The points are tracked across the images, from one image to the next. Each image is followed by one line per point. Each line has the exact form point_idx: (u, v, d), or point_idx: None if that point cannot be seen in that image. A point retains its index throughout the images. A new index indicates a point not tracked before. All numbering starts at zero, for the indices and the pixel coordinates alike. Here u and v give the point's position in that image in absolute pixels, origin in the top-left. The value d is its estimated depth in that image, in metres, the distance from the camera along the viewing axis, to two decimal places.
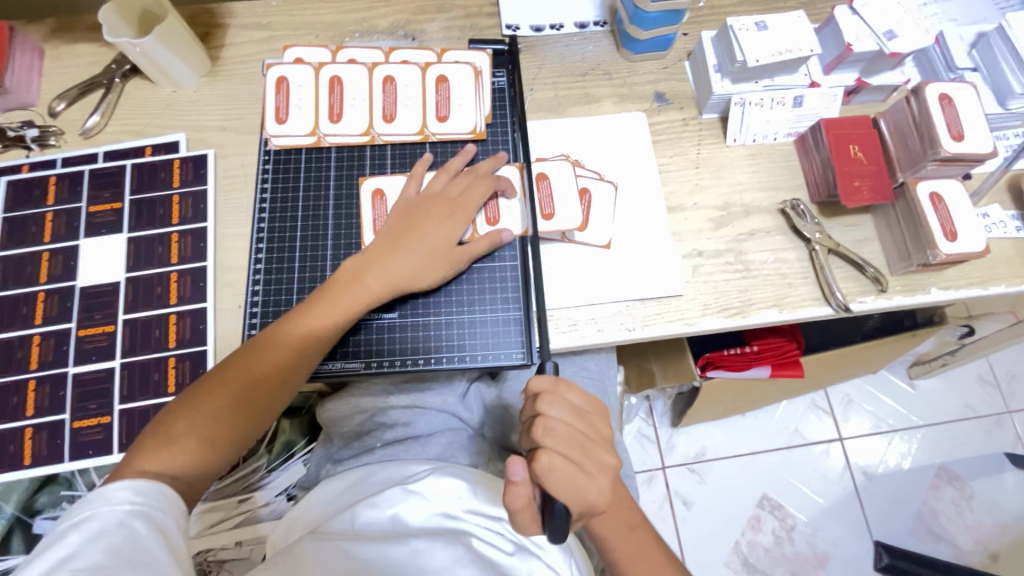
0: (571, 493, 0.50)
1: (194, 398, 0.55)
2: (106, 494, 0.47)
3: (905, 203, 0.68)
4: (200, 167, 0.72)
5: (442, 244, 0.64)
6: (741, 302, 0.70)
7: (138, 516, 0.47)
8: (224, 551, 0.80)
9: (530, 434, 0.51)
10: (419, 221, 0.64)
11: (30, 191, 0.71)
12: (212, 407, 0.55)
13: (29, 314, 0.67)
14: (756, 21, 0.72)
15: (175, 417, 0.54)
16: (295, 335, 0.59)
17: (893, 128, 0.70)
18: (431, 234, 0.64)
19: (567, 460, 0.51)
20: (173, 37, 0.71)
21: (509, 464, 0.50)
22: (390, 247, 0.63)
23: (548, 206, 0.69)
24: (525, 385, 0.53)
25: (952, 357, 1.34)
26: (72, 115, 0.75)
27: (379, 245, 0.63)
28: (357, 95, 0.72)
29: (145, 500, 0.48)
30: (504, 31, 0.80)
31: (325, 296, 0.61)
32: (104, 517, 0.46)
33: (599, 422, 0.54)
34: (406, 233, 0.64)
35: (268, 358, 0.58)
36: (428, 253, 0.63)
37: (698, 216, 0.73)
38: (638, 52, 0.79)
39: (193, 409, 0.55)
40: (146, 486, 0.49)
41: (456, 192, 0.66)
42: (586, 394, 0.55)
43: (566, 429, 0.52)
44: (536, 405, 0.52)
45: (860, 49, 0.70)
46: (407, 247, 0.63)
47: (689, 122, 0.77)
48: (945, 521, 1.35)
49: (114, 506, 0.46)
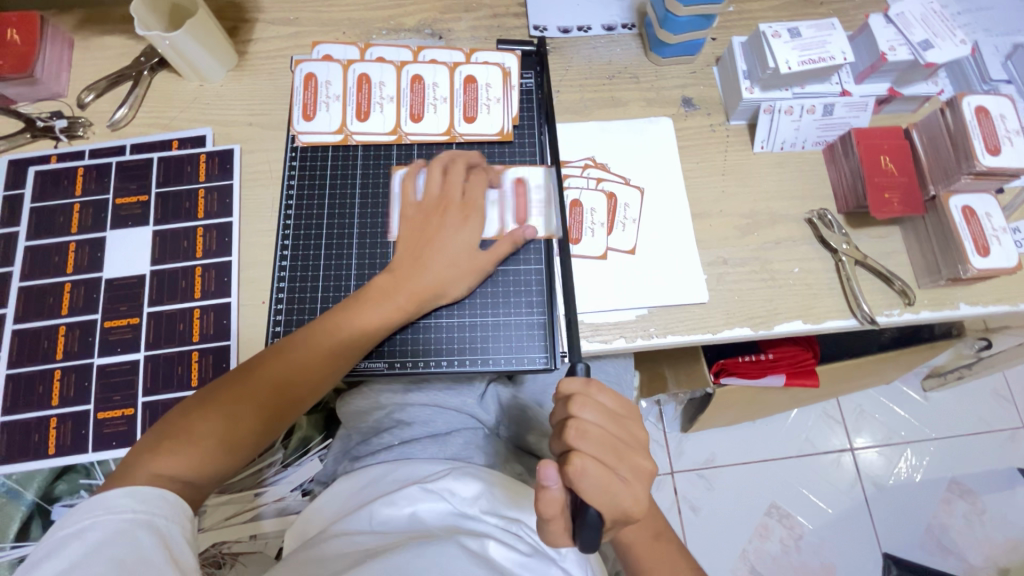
0: (604, 498, 0.50)
1: (211, 403, 0.55)
2: (108, 502, 0.48)
3: (936, 216, 0.67)
4: (226, 162, 0.73)
5: (466, 260, 0.64)
6: (765, 312, 0.69)
7: (141, 524, 0.48)
8: (237, 545, 0.84)
9: (563, 437, 0.51)
10: (445, 234, 0.64)
11: (59, 182, 0.72)
12: (235, 416, 0.55)
13: (56, 304, 0.68)
14: (789, 28, 0.71)
15: (195, 420, 0.54)
16: (321, 347, 0.59)
17: (926, 139, 0.69)
18: (460, 250, 0.63)
19: (600, 464, 0.50)
20: (203, 32, 0.71)
21: (541, 469, 0.49)
22: (418, 259, 0.63)
23: (577, 231, 0.70)
24: (557, 387, 0.53)
25: (969, 370, 1.33)
26: (100, 106, 0.76)
27: (406, 257, 0.63)
28: (385, 94, 0.72)
29: (147, 509, 0.49)
30: (531, 32, 0.80)
31: (354, 308, 0.61)
32: (106, 526, 0.47)
33: (633, 426, 0.54)
34: (436, 246, 0.63)
35: (292, 368, 0.58)
36: (453, 267, 0.63)
37: (724, 224, 0.73)
38: (667, 57, 0.78)
39: (210, 414, 0.55)
40: (147, 494, 0.49)
41: (485, 205, 0.66)
42: (619, 397, 0.55)
43: (600, 432, 0.51)
44: (568, 408, 0.52)
45: (895, 58, 0.69)
46: (436, 261, 0.63)
47: (716, 129, 0.77)
48: (955, 534, 1.34)
49: (117, 514, 0.47)
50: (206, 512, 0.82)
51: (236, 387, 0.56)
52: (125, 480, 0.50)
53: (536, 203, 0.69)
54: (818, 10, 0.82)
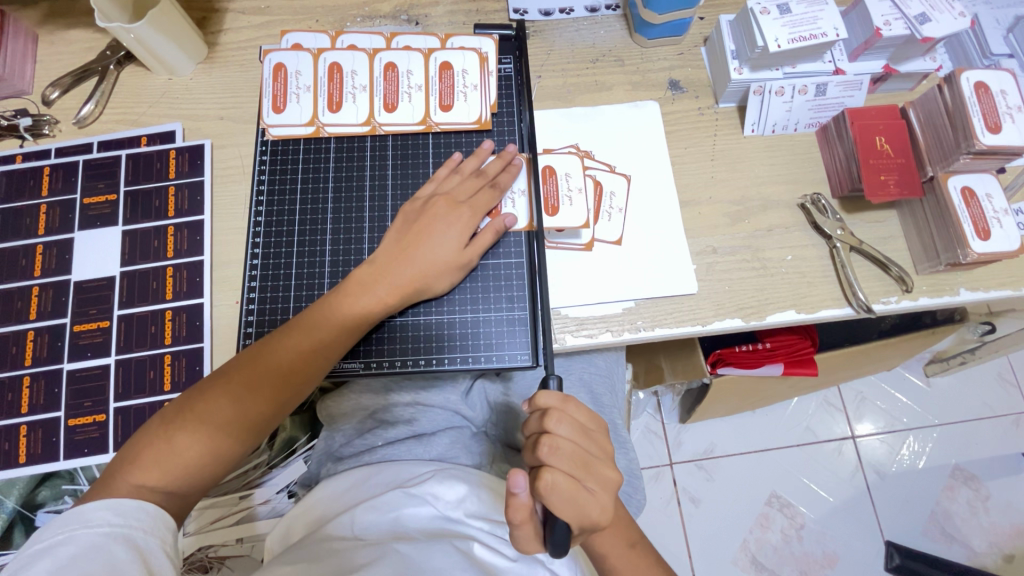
0: (574, 511, 0.48)
1: (189, 409, 0.53)
2: (85, 515, 0.46)
3: (934, 198, 0.64)
4: (196, 158, 0.70)
5: (447, 251, 0.61)
6: (757, 302, 0.66)
7: (118, 538, 0.46)
8: (224, 548, 0.81)
9: (535, 452, 0.49)
10: (425, 225, 0.61)
11: (25, 182, 0.70)
12: (214, 421, 0.53)
13: (24, 309, 0.66)
14: (778, 3, 0.67)
15: (173, 427, 0.52)
16: (301, 344, 0.57)
17: (924, 118, 0.65)
18: (440, 239, 0.61)
19: (570, 477, 0.48)
20: (168, 24, 0.68)
21: (510, 477, 0.47)
22: (399, 252, 0.61)
23: (553, 200, 0.65)
24: (533, 400, 0.51)
25: (972, 355, 1.30)
26: (66, 103, 0.73)
27: (386, 251, 0.61)
28: (357, 84, 0.69)
29: (125, 522, 0.47)
30: (511, 15, 0.77)
31: (333, 304, 0.59)
32: (81, 541, 0.45)
33: (603, 439, 0.52)
34: (415, 237, 0.61)
35: (272, 367, 0.56)
36: (433, 258, 0.61)
37: (713, 211, 0.70)
38: (652, 38, 0.75)
39: (188, 422, 0.53)
40: (127, 506, 0.48)
41: (466, 192, 0.63)
42: (591, 412, 0.53)
43: (573, 447, 0.49)
44: (543, 422, 0.50)
45: (890, 34, 0.65)
46: (415, 253, 0.60)
47: (704, 112, 0.74)
48: (959, 521, 1.32)
49: (93, 528, 0.46)
50: (192, 516, 0.80)
51: (217, 389, 0.54)
52: (104, 493, 0.49)
53: (517, 194, 0.66)
54: None
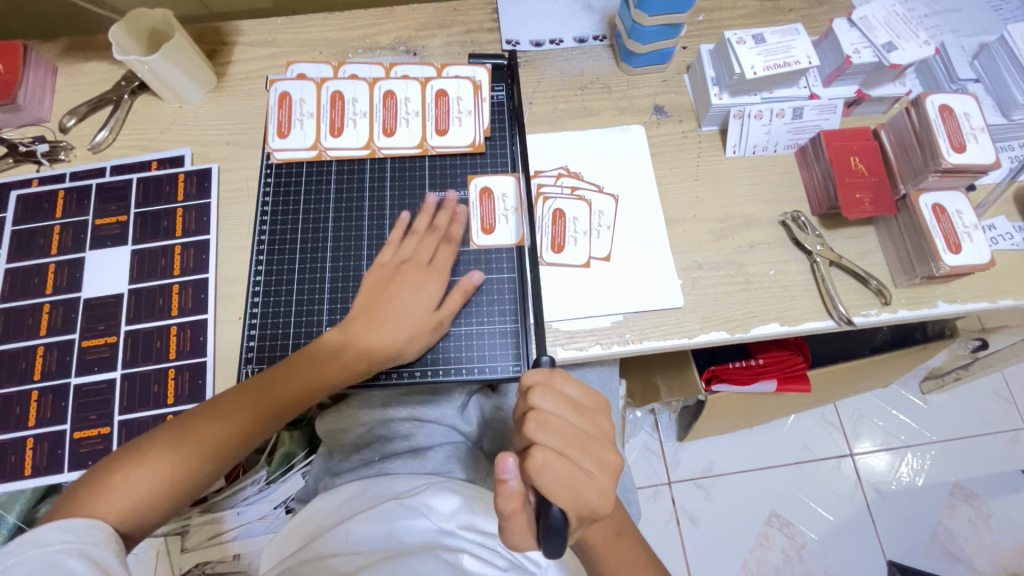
0: (568, 490, 0.48)
1: (145, 452, 0.52)
2: (34, 538, 0.44)
3: (908, 215, 0.67)
4: (204, 181, 0.74)
5: (419, 311, 0.63)
6: (741, 316, 0.69)
7: (72, 554, 0.44)
8: (220, 564, 0.83)
9: (524, 430, 0.50)
10: (396, 285, 0.63)
11: (40, 204, 0.73)
12: (171, 465, 0.52)
13: (35, 325, 0.68)
14: (754, 34, 0.71)
15: (125, 468, 0.51)
16: (270, 403, 0.58)
17: (895, 140, 0.69)
18: (412, 300, 0.63)
19: (560, 455, 0.49)
20: (180, 56, 0.72)
21: (498, 461, 0.47)
22: (368, 314, 0.62)
23: (559, 238, 0.70)
24: (519, 378, 0.53)
25: (966, 371, 1.32)
26: (82, 130, 0.77)
27: (358, 312, 0.62)
28: (359, 112, 0.73)
29: (79, 538, 0.45)
30: (504, 46, 0.81)
31: (304, 363, 0.60)
32: (31, 561, 0.42)
33: (597, 416, 0.53)
34: (386, 297, 0.63)
35: (236, 423, 0.56)
36: (406, 317, 0.62)
37: (698, 228, 0.73)
38: (638, 67, 0.79)
39: (144, 464, 0.51)
40: (78, 527, 0.46)
41: (433, 254, 0.66)
42: (583, 389, 0.54)
43: (561, 422, 0.50)
44: (528, 399, 0.51)
45: (859, 61, 0.70)
46: (389, 313, 0.62)
47: (688, 135, 0.77)
48: (961, 540, 1.31)
49: (45, 547, 0.43)
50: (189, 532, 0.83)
51: (187, 430, 0.54)
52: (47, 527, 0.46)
53: (509, 212, 0.71)
54: (786, 17, 0.83)
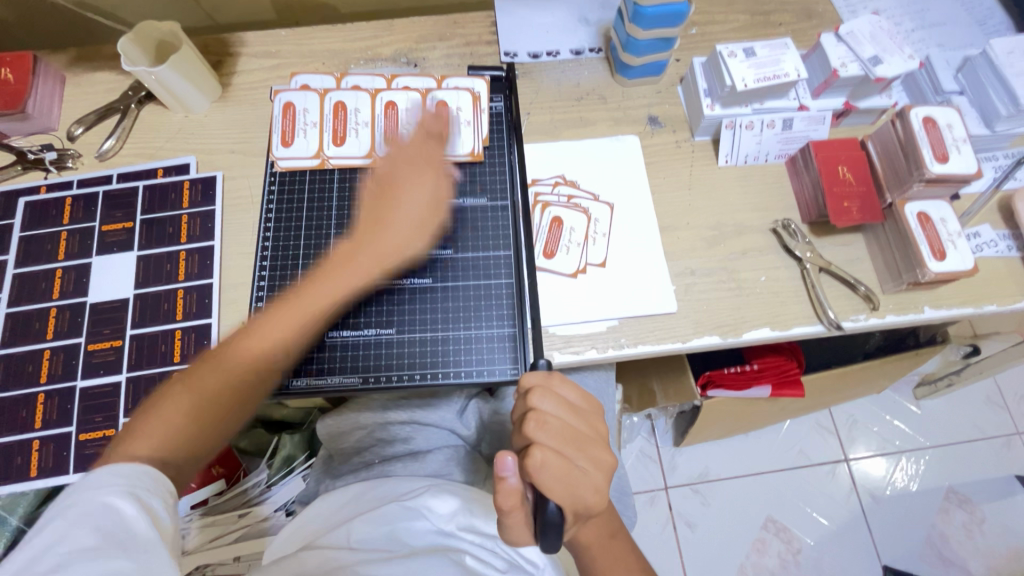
0: (565, 487, 0.50)
1: (175, 391, 0.54)
2: (91, 480, 0.45)
3: (893, 223, 0.69)
4: (209, 189, 0.76)
5: (421, 208, 0.64)
6: (733, 321, 0.70)
7: (121, 499, 0.44)
8: (222, 566, 0.82)
9: (523, 430, 0.51)
10: (396, 184, 0.65)
11: (47, 211, 0.74)
12: (198, 392, 0.53)
13: (42, 329, 0.69)
14: (744, 47, 0.74)
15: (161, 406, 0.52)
16: (286, 319, 0.58)
17: (881, 150, 0.71)
18: (411, 197, 0.64)
19: (559, 454, 0.50)
20: (187, 67, 0.74)
21: (498, 460, 0.48)
22: (375, 220, 0.63)
23: (551, 246, 0.72)
24: (517, 380, 0.54)
25: (958, 377, 1.33)
26: (89, 138, 0.79)
27: (366, 217, 0.63)
28: (360, 121, 0.74)
29: (129, 482, 0.45)
30: (502, 58, 0.83)
31: (315, 281, 0.60)
32: (86, 504, 0.43)
33: (592, 418, 0.55)
34: (387, 201, 0.64)
35: (254, 342, 0.57)
36: (411, 220, 0.64)
37: (691, 236, 0.75)
38: (632, 78, 0.81)
39: (178, 398, 0.53)
40: (130, 469, 0.46)
41: (414, 144, 0.68)
42: (580, 391, 0.55)
43: (559, 423, 0.52)
44: (527, 401, 0.52)
45: (846, 74, 0.72)
46: (393, 217, 0.63)
47: (682, 145, 0.79)
48: (955, 545, 1.33)
49: (97, 490, 0.44)
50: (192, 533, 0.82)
51: (201, 375, 0.54)
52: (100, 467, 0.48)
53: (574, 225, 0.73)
54: (776, 31, 0.86)
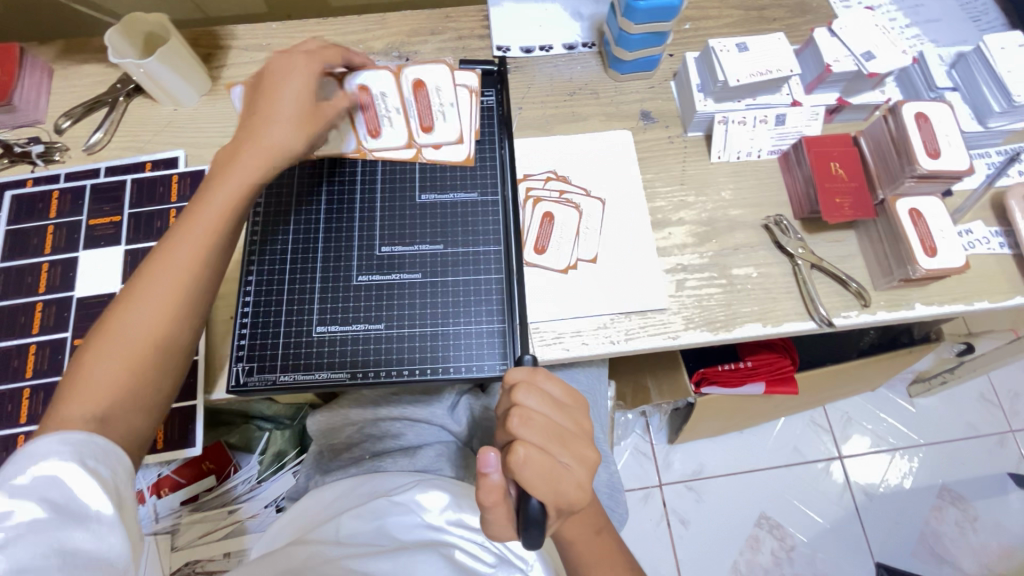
0: (549, 484, 0.49)
1: (97, 342, 0.50)
2: (33, 448, 0.43)
3: (886, 220, 0.69)
4: (198, 183, 0.75)
5: (304, 101, 0.61)
6: (725, 317, 0.70)
7: (68, 466, 0.43)
8: (213, 563, 0.80)
9: (507, 426, 0.51)
10: (270, 94, 0.60)
11: (34, 204, 0.74)
12: (117, 340, 0.50)
13: (27, 323, 0.69)
14: (738, 42, 0.73)
15: (85, 364, 0.49)
16: (186, 238, 0.54)
17: (873, 145, 0.71)
18: (275, 117, 0.59)
19: (542, 450, 0.50)
20: (175, 59, 0.73)
21: (480, 456, 0.47)
22: (249, 138, 0.59)
23: (543, 241, 0.72)
24: (502, 376, 0.54)
25: (952, 375, 1.34)
26: (77, 131, 0.78)
27: (239, 136, 0.59)
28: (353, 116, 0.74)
29: (75, 449, 0.44)
30: (494, 52, 0.83)
31: (197, 207, 0.56)
32: (32, 472, 0.42)
33: (578, 415, 0.54)
34: (258, 118, 0.60)
35: (162, 267, 0.53)
36: (295, 108, 0.60)
37: (683, 232, 0.74)
38: (625, 73, 0.81)
39: (99, 349, 0.50)
40: (74, 436, 0.45)
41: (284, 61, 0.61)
42: (565, 387, 0.55)
43: (543, 419, 0.51)
44: (511, 397, 0.52)
45: (839, 70, 0.72)
46: (265, 125, 0.59)
47: (674, 140, 0.79)
48: (948, 542, 1.33)
49: (42, 459, 0.43)
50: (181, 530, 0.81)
51: (111, 327, 0.51)
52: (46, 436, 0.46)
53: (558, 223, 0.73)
54: (770, 26, 0.85)
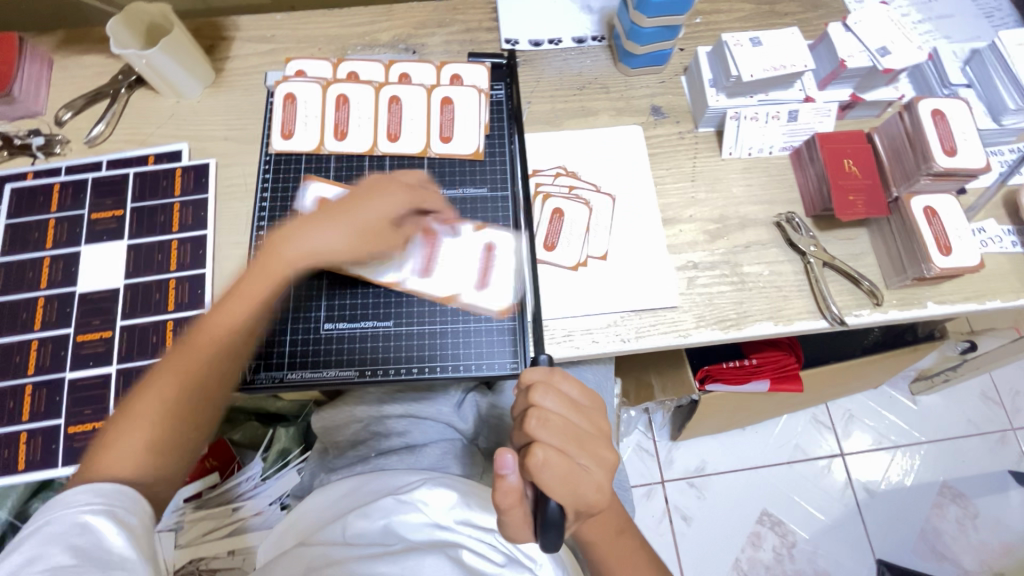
0: (567, 486, 0.49)
1: (133, 406, 0.50)
2: (68, 498, 0.45)
3: (899, 219, 0.68)
4: (201, 176, 0.74)
5: (378, 221, 0.57)
6: (736, 315, 0.70)
7: (96, 516, 0.44)
8: (216, 560, 0.80)
9: (525, 427, 0.50)
10: (359, 194, 0.58)
11: (35, 198, 0.73)
12: (155, 412, 0.50)
13: (29, 319, 0.68)
14: (751, 37, 0.72)
15: (117, 429, 0.49)
16: (230, 319, 0.52)
17: (887, 143, 0.70)
18: (373, 206, 0.57)
19: (560, 452, 0.49)
20: (178, 50, 0.72)
21: (497, 457, 0.47)
22: (321, 222, 0.55)
23: (552, 238, 0.71)
24: (519, 376, 0.54)
25: (954, 373, 1.34)
26: (78, 124, 0.77)
27: (308, 219, 0.56)
28: (363, 114, 0.73)
29: (104, 501, 0.45)
30: (503, 45, 0.82)
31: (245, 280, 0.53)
32: (65, 519, 0.44)
33: (594, 415, 0.54)
34: (349, 205, 0.57)
35: (204, 348, 0.51)
36: (363, 228, 0.57)
37: (693, 229, 0.73)
38: (635, 67, 0.80)
39: (134, 416, 0.49)
40: (107, 488, 0.46)
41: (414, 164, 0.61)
42: (581, 387, 0.55)
43: (561, 420, 0.51)
44: (529, 397, 0.52)
45: (854, 65, 0.71)
46: (352, 216, 0.56)
47: (685, 136, 0.78)
48: (948, 539, 1.33)
49: (73, 509, 0.44)
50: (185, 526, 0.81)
51: (146, 399, 0.50)
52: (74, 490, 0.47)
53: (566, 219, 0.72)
54: (782, 20, 0.84)
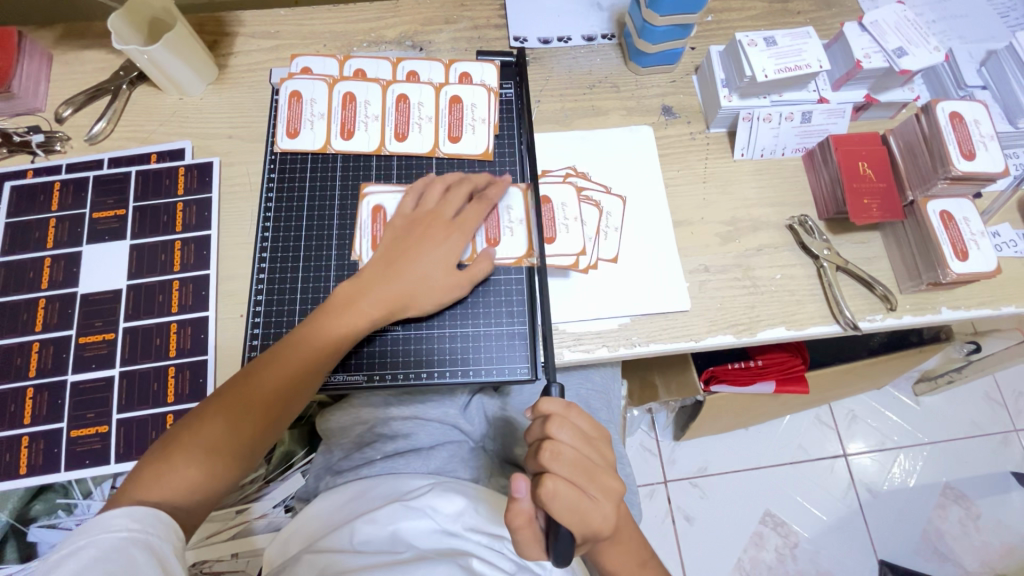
0: (575, 516, 0.48)
1: (192, 425, 0.53)
2: (105, 521, 0.46)
3: (914, 220, 0.67)
4: (205, 175, 0.72)
5: (436, 274, 0.61)
6: (749, 319, 0.69)
7: (134, 543, 0.45)
8: (219, 564, 0.80)
9: (537, 457, 0.50)
10: (414, 242, 0.62)
11: (35, 196, 0.71)
12: (212, 437, 0.53)
13: (30, 320, 0.66)
14: (765, 36, 0.71)
15: (174, 448, 0.52)
16: (297, 358, 0.57)
17: (903, 145, 0.69)
18: (429, 257, 0.62)
19: (572, 485, 0.49)
20: (181, 46, 0.71)
21: (512, 481, 0.49)
22: (384, 270, 0.61)
23: (553, 230, 0.69)
24: (535, 407, 0.52)
25: (959, 374, 1.33)
26: (78, 120, 0.75)
27: (371, 269, 0.61)
28: (370, 113, 0.72)
29: (142, 527, 0.46)
30: (511, 43, 0.80)
31: (318, 321, 0.59)
32: (102, 544, 0.45)
33: (604, 447, 0.53)
34: (404, 254, 0.61)
35: (268, 383, 0.55)
36: (421, 281, 0.61)
37: (704, 231, 0.72)
38: (646, 66, 0.79)
39: (192, 436, 0.52)
40: (144, 512, 0.47)
41: (451, 209, 0.64)
42: (593, 420, 0.54)
43: (574, 453, 0.50)
44: (545, 428, 0.51)
45: (869, 66, 0.69)
46: (407, 268, 0.61)
47: (696, 137, 0.77)
48: (950, 540, 1.33)
49: (112, 533, 0.45)
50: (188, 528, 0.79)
51: (206, 422, 0.53)
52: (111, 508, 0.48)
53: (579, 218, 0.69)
54: (795, 19, 0.83)
